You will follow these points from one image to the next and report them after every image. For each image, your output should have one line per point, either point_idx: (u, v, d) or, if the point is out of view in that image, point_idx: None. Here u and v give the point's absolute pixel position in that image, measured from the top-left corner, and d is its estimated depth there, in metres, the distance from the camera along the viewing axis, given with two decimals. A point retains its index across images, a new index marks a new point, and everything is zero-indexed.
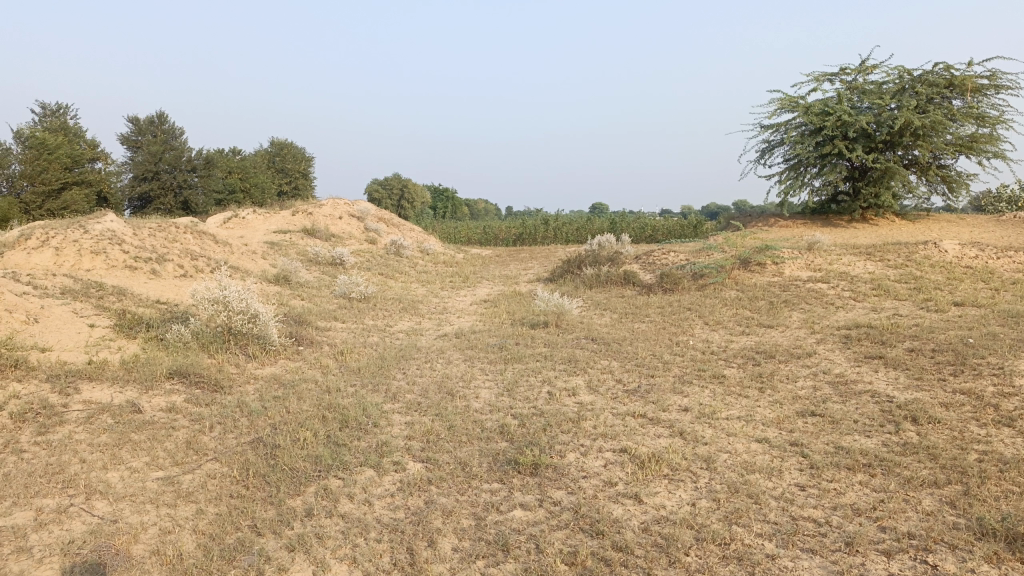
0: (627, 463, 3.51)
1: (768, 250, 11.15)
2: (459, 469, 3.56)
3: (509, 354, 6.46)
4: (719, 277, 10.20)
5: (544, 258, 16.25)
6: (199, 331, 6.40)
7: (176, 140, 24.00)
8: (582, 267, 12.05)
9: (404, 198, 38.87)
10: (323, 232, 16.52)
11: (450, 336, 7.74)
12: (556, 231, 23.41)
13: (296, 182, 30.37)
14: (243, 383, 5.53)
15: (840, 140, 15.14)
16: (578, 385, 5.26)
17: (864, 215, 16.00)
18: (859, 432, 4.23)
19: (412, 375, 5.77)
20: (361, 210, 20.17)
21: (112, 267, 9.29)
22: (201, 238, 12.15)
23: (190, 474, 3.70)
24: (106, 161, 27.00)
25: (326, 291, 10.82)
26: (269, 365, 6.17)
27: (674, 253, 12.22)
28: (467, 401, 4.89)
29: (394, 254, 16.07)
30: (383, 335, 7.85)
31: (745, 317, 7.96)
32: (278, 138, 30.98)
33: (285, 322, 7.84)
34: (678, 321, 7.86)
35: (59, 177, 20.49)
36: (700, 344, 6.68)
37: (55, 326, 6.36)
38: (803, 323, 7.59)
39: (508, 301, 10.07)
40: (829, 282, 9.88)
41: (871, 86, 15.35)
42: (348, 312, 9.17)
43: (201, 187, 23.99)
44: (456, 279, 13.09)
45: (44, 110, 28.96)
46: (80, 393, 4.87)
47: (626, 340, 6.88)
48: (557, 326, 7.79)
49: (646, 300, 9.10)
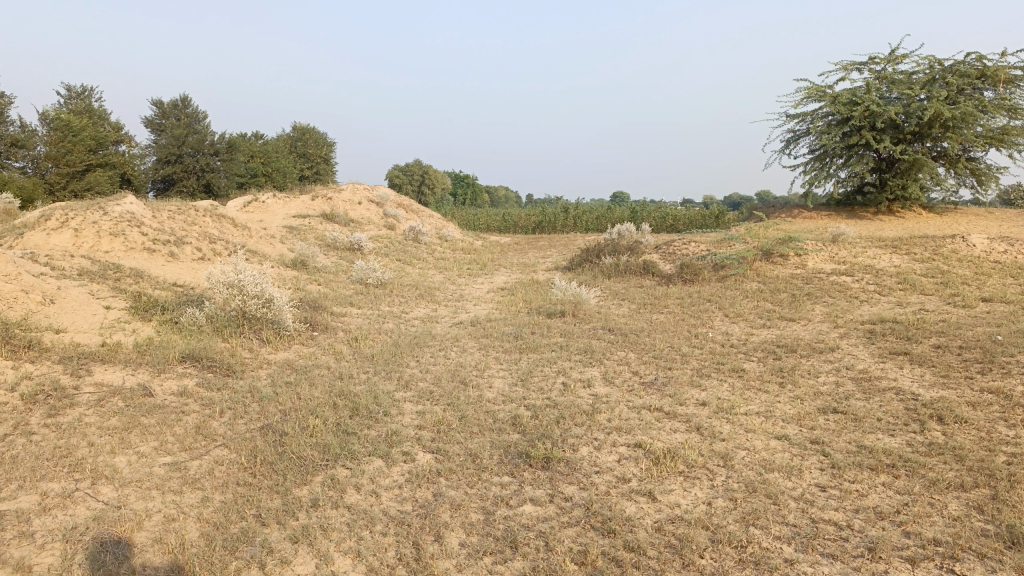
0: (641, 458, 3.41)
1: (792, 242, 10.96)
2: (469, 461, 3.48)
3: (524, 344, 6.37)
4: (740, 269, 10.04)
5: (563, 246, 16.14)
6: (213, 315, 6.38)
7: (199, 124, 24.10)
8: (600, 257, 11.93)
9: (424, 184, 38.88)
10: (342, 217, 16.51)
11: (466, 324, 7.67)
12: (576, 219, 23.26)
13: (317, 167, 30.42)
14: (255, 368, 5.49)
15: (867, 131, 14.84)
16: (594, 376, 5.17)
17: (890, 207, 15.70)
18: (883, 431, 4.10)
19: (426, 363, 5.70)
20: (380, 196, 20.13)
21: (130, 249, 9.30)
22: (220, 221, 12.16)
23: (197, 460, 3.66)
24: (130, 144, 27.19)
25: (344, 277, 10.78)
26: (283, 350, 6.14)
27: (695, 243, 12.05)
28: (480, 391, 4.81)
29: (413, 240, 16.04)
30: (399, 322, 7.81)
31: (766, 309, 7.82)
32: (300, 123, 31.03)
33: (301, 306, 7.81)
34: (698, 313, 7.74)
35: (83, 159, 20.66)
36: (719, 337, 6.56)
37: (71, 307, 6.36)
38: (826, 317, 7.43)
39: (525, 290, 9.98)
40: (853, 275, 9.68)
41: (901, 76, 15.03)
42: (365, 298, 9.13)
43: (223, 170, 24.09)
44: (474, 266, 13.01)
45: (70, 92, 29.20)
46: (92, 375, 4.86)
47: (644, 331, 6.78)
48: (575, 316, 7.69)
49: (665, 291, 8.97)
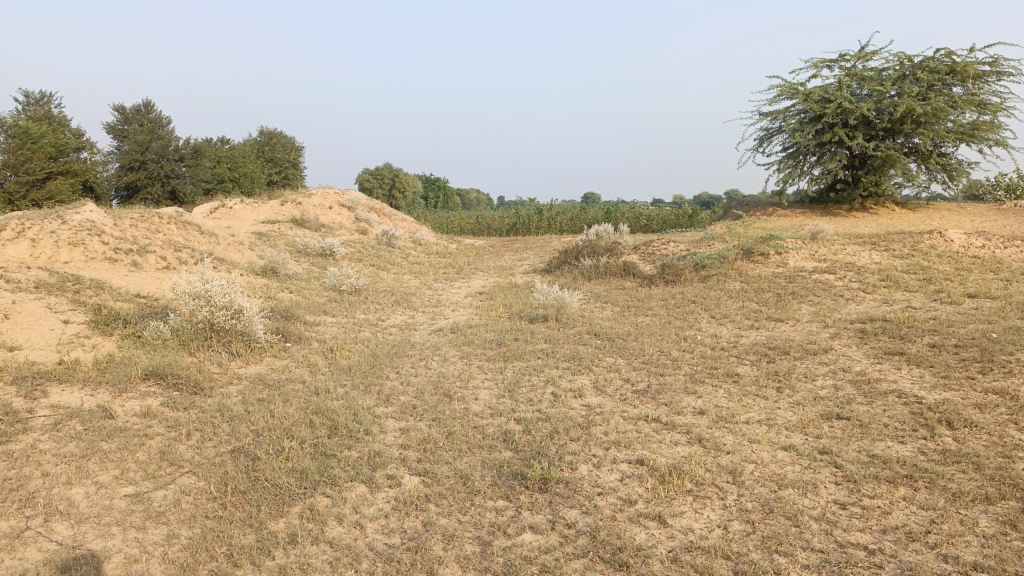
0: (645, 476, 3.18)
1: (772, 240, 10.83)
2: (460, 483, 3.22)
3: (508, 351, 6.11)
4: (722, 268, 9.87)
5: (539, 248, 15.88)
6: (179, 328, 6.03)
7: (164, 129, 23.52)
8: (579, 258, 11.70)
9: (395, 187, 38.54)
10: (313, 222, 16.12)
11: (446, 331, 7.40)
12: (550, 221, 23.06)
13: (286, 172, 29.90)
14: (225, 384, 5.17)
15: (839, 128, 14.80)
16: (584, 385, 4.93)
17: (863, 204, 15.69)
18: (891, 438, 3.91)
19: (406, 374, 5.42)
20: (351, 200, 19.73)
21: (91, 260, 8.89)
22: (186, 228, 11.75)
23: (162, 490, 3.34)
24: (92, 151, 26.47)
25: (316, 284, 10.44)
26: (254, 363, 5.82)
27: (674, 243, 11.89)
28: (465, 404, 4.54)
29: (386, 244, 15.72)
30: (376, 330, 7.51)
31: (753, 310, 7.64)
32: (267, 127, 30.49)
33: (272, 316, 7.48)
34: (683, 314, 7.54)
35: (43, 167, 20.02)
36: (708, 339, 6.36)
37: (26, 322, 5.98)
38: (814, 316, 7.27)
39: (504, 294, 9.73)
40: (835, 273, 9.57)
41: (872, 73, 15.02)
42: (339, 305, 8.82)
43: (189, 177, 23.53)
44: (450, 270, 12.73)
45: (28, 98, 28.37)
46: (47, 397, 4.50)
47: (631, 335, 6.56)
48: (558, 320, 7.44)
49: (649, 293, 8.77)
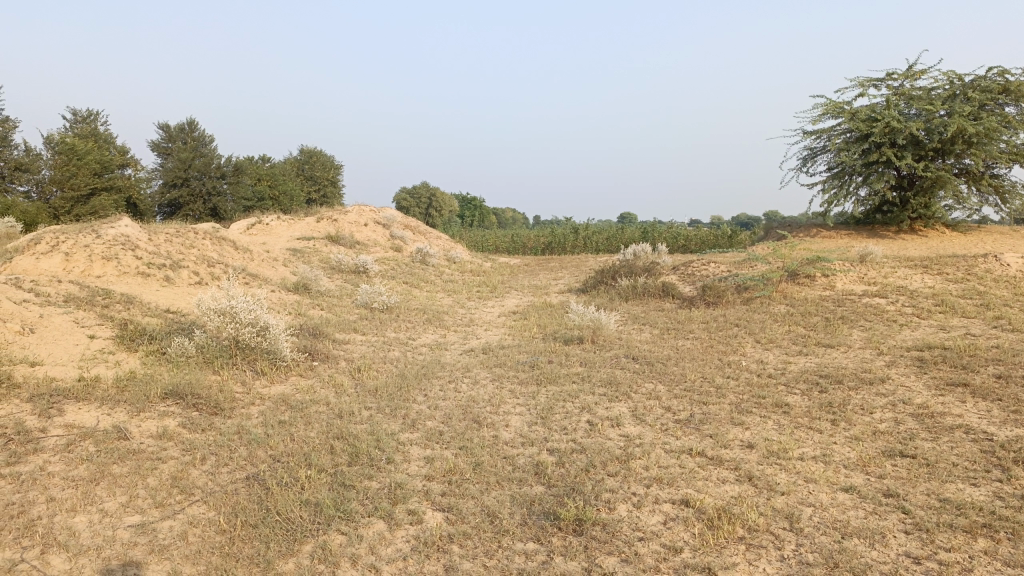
0: (691, 520, 2.88)
1: (819, 262, 10.41)
2: (487, 522, 2.95)
3: (541, 374, 5.84)
4: (766, 291, 9.50)
5: (574, 268, 15.62)
6: (203, 345, 5.86)
7: (206, 147, 23.80)
8: (616, 278, 11.39)
9: (432, 206, 38.67)
10: (348, 239, 16.07)
11: (477, 351, 7.16)
12: (586, 240, 22.78)
13: (325, 190, 30.08)
14: (247, 404, 4.96)
15: (887, 147, 14.31)
16: (622, 413, 4.64)
17: (911, 226, 15.14)
18: (963, 480, 3.55)
19: (435, 397, 5.18)
20: (386, 217, 19.68)
21: (124, 274, 8.84)
22: (221, 244, 11.71)
23: (169, 521, 3.13)
24: (136, 167, 26.91)
25: (348, 301, 10.30)
26: (279, 383, 5.63)
27: (714, 264, 11.53)
28: (496, 432, 4.28)
29: (420, 262, 15.58)
30: (406, 350, 7.30)
31: (800, 334, 7.28)
32: (307, 146, 30.79)
33: (300, 334, 7.32)
34: (726, 338, 7.20)
35: (88, 183, 20.34)
36: (754, 366, 6.03)
37: (51, 337, 5.87)
38: (867, 343, 6.88)
39: (539, 314, 9.47)
40: (886, 297, 9.13)
41: (920, 91, 14.54)
42: (369, 323, 8.64)
43: (229, 194, 23.77)
44: (484, 289, 12.51)
45: (76, 117, 29.02)
46: (62, 415, 4.34)
47: (671, 360, 6.25)
48: (594, 342, 7.15)
49: (689, 315, 8.43)
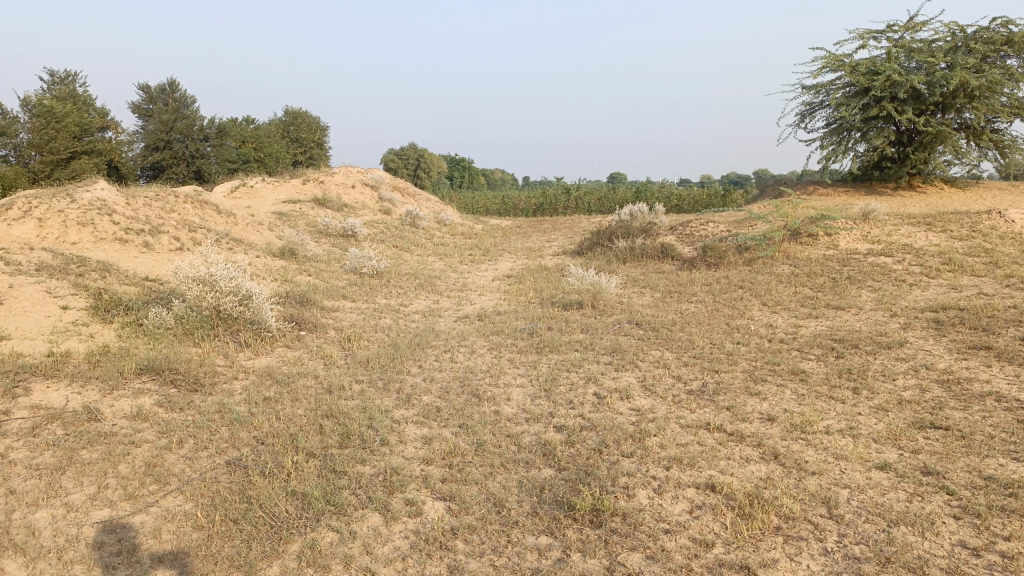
0: (720, 508, 2.61)
1: (822, 220, 10.09)
2: (493, 512, 2.67)
3: (541, 342, 5.54)
4: (769, 251, 9.19)
5: (568, 229, 15.27)
6: (182, 315, 5.52)
7: (189, 109, 23.13)
8: (613, 240, 11.05)
9: (420, 168, 38.05)
10: (335, 202, 15.64)
11: (472, 318, 6.84)
12: (577, 201, 22.39)
13: (312, 152, 29.43)
14: (229, 379, 4.64)
15: (887, 102, 13.90)
16: (630, 384, 4.35)
17: (910, 182, 14.82)
18: (1004, 454, 3.28)
19: (430, 369, 4.87)
20: (374, 179, 19.20)
21: (100, 240, 8.43)
22: (203, 208, 11.28)
23: (140, 515, 2.82)
24: (116, 130, 26.17)
25: (336, 266, 9.94)
26: (264, 355, 5.31)
27: (713, 223, 11.20)
28: (496, 407, 3.98)
29: (409, 224, 15.18)
30: (397, 317, 6.98)
31: (808, 296, 7.00)
32: (292, 107, 30.05)
33: (287, 301, 6.97)
34: (732, 301, 6.90)
35: (68, 146, 19.70)
36: (764, 330, 5.75)
37: (20, 308, 5.51)
38: (878, 305, 6.61)
39: (534, 277, 9.15)
40: (892, 256, 8.84)
41: (921, 43, 14.08)
42: (359, 289, 8.30)
43: (214, 157, 23.16)
44: (476, 252, 12.16)
45: (53, 77, 28.16)
46: (28, 396, 4.01)
47: (677, 324, 5.96)
48: (594, 308, 6.84)
49: (690, 277, 8.13)
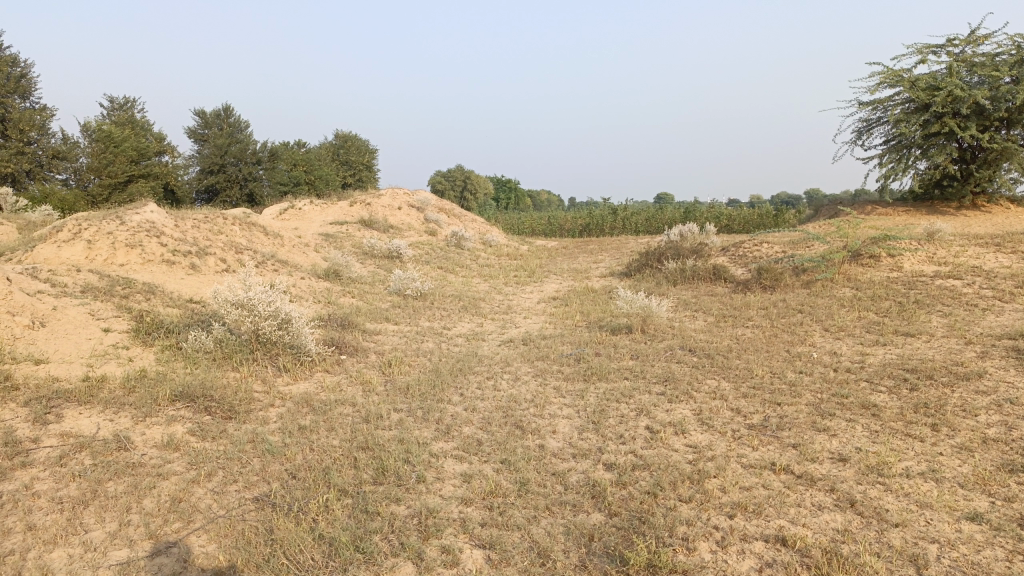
0: (793, 568, 2.33)
1: (885, 241, 9.64)
2: (538, 565, 2.42)
3: (589, 369, 5.28)
4: (828, 273, 8.79)
5: (615, 250, 14.98)
6: (221, 339, 5.40)
7: (242, 133, 23.56)
8: (662, 261, 10.72)
9: (467, 190, 38.16)
10: (381, 223, 15.63)
11: (517, 342, 6.61)
12: (625, 221, 22.06)
13: (360, 174, 29.72)
14: (265, 407, 4.48)
15: (949, 118, 13.31)
16: (685, 417, 4.06)
17: (974, 201, 14.16)
18: None
19: (473, 397, 4.65)
20: (421, 200, 19.18)
21: (147, 262, 8.45)
22: (250, 229, 11.31)
23: (161, 557, 2.64)
24: (172, 154, 26.79)
25: (381, 288, 9.84)
26: (302, 380, 5.16)
27: (767, 244, 10.80)
28: (542, 441, 3.74)
29: (455, 245, 15.08)
30: (441, 341, 6.79)
31: (873, 322, 6.61)
32: (342, 131, 30.45)
33: (329, 324, 6.84)
34: (791, 327, 6.55)
35: (126, 170, 20.17)
36: (827, 359, 5.40)
37: (63, 329, 5.47)
38: (950, 331, 6.18)
39: (581, 300, 8.90)
40: (962, 279, 8.36)
41: (984, 57, 13.46)
42: (402, 312, 8.15)
43: (265, 179, 23.50)
44: (522, 273, 11.95)
45: (114, 103, 29.04)
46: (60, 422, 3.89)
47: (733, 351, 5.65)
48: (644, 332, 6.55)
49: (745, 300, 7.78)
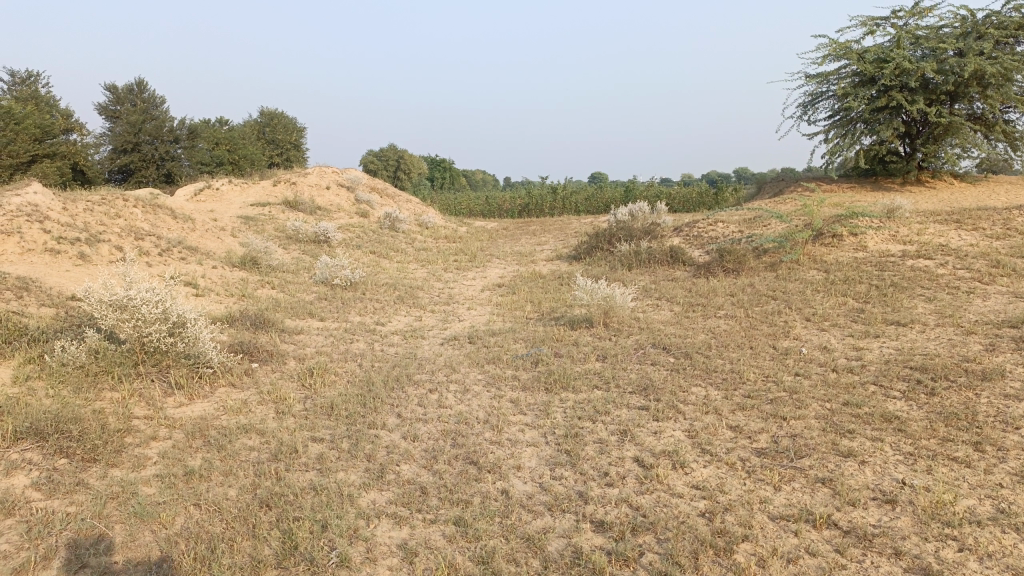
0: None
1: (849, 218, 9.10)
2: None
3: (550, 375, 4.44)
4: (792, 254, 8.17)
5: (559, 231, 14.20)
6: (96, 349, 4.34)
7: (158, 110, 21.84)
8: (613, 242, 9.98)
9: (400, 169, 36.96)
10: (308, 204, 14.47)
11: (462, 340, 5.74)
12: (564, 201, 21.35)
13: (288, 154, 28.15)
14: (146, 440, 3.51)
15: (897, 92, 12.78)
16: (680, 443, 3.26)
17: (918, 177, 13.79)
18: None
19: (414, 418, 3.77)
20: (351, 179, 18.02)
21: (27, 251, 7.21)
22: (157, 212, 10.07)
23: None
24: (83, 134, 24.76)
25: (306, 277, 8.82)
26: (199, 400, 4.20)
27: (722, 223, 10.18)
28: (503, 484, 2.89)
29: (388, 228, 14.07)
30: (374, 340, 5.87)
31: (856, 309, 5.97)
32: (267, 108, 28.76)
33: (240, 324, 5.83)
34: (769, 316, 5.86)
35: (29, 149, 18.30)
36: (821, 356, 4.70)
37: None
38: (943, 319, 5.56)
39: (530, 287, 8.07)
40: (933, 259, 7.84)
41: (930, 29, 12.94)
42: (330, 305, 7.18)
43: (185, 159, 21.95)
44: (462, 257, 11.06)
45: (15, 77, 26.70)
46: None
47: (713, 349, 4.90)
48: (606, 327, 5.76)
49: (710, 286, 7.08)
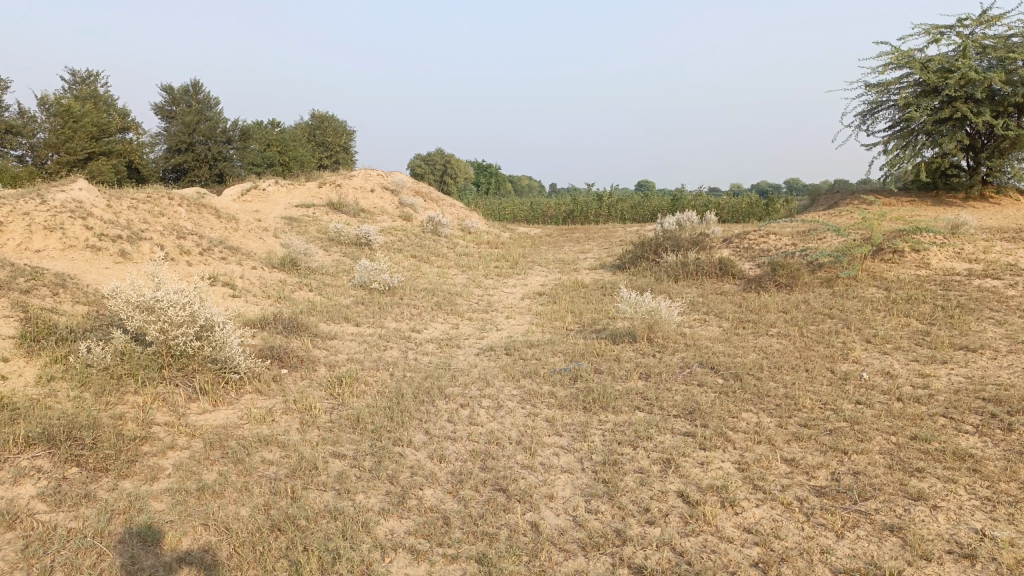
0: None
1: (911, 234, 8.64)
2: None
3: (589, 393, 4.18)
4: (850, 269, 7.76)
5: (604, 239, 13.89)
6: (122, 351, 4.22)
7: (212, 110, 22.14)
8: (660, 252, 9.66)
9: (446, 173, 36.95)
10: (351, 207, 14.42)
11: (499, 351, 5.51)
12: (610, 209, 21.01)
13: (337, 156, 28.32)
14: (163, 449, 3.35)
15: (962, 103, 12.18)
16: (729, 476, 2.97)
17: (982, 192, 13.11)
18: None
19: (443, 436, 3.55)
20: (395, 182, 17.97)
21: (69, 248, 7.19)
22: (201, 211, 10.06)
23: None
24: (139, 133, 25.25)
25: (345, 280, 8.69)
26: (223, 408, 4.05)
27: (774, 235, 9.78)
28: (534, 517, 2.65)
29: (431, 232, 13.93)
30: (408, 348, 5.68)
31: (919, 331, 5.58)
32: (317, 111, 29.02)
33: (273, 327, 5.70)
34: (824, 336, 5.51)
35: (86, 147, 18.64)
36: (884, 382, 4.35)
37: None
38: (1016, 345, 5.15)
39: (572, 296, 7.82)
40: (1002, 278, 7.36)
41: (999, 37, 12.30)
42: (366, 309, 7.02)
43: (237, 159, 22.22)
44: (503, 263, 10.86)
45: (77, 77, 27.36)
46: None
47: (764, 370, 4.59)
48: (650, 343, 5.48)
49: (761, 301, 6.74)
